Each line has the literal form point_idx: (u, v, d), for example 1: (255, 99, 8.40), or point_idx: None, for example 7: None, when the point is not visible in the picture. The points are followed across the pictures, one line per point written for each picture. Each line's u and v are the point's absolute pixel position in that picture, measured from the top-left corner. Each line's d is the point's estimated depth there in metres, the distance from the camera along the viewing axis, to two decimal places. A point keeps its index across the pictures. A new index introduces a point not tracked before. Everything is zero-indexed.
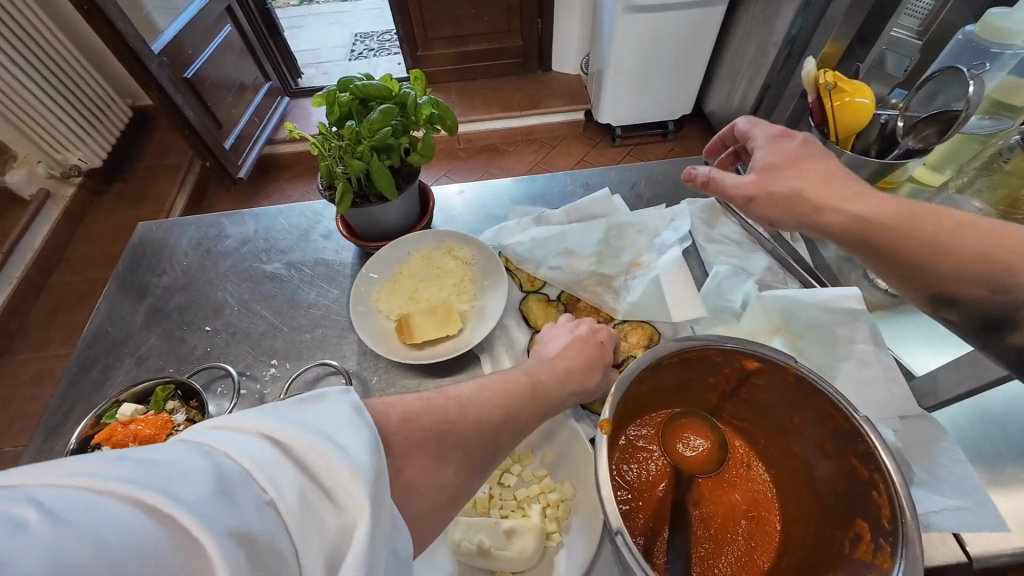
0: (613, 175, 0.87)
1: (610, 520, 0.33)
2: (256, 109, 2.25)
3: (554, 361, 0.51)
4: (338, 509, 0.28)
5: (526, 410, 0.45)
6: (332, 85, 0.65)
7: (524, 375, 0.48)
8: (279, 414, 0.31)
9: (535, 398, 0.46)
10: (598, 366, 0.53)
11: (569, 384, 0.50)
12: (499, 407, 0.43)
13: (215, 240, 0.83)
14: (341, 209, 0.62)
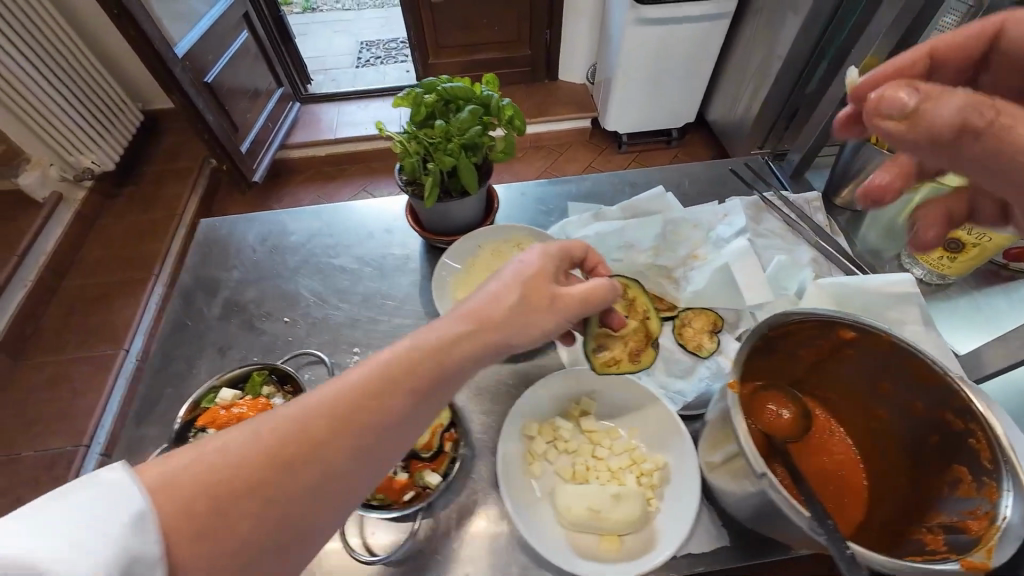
0: (659, 175, 0.93)
1: (758, 467, 0.38)
2: (269, 113, 2.26)
3: (462, 314, 0.45)
4: None
5: (375, 411, 0.38)
6: (414, 86, 0.68)
7: (392, 355, 0.40)
8: (39, 508, 0.29)
9: (402, 386, 0.39)
10: (519, 290, 0.46)
11: (481, 337, 0.43)
12: (314, 432, 0.36)
13: (280, 236, 0.86)
14: (428, 202, 0.66)
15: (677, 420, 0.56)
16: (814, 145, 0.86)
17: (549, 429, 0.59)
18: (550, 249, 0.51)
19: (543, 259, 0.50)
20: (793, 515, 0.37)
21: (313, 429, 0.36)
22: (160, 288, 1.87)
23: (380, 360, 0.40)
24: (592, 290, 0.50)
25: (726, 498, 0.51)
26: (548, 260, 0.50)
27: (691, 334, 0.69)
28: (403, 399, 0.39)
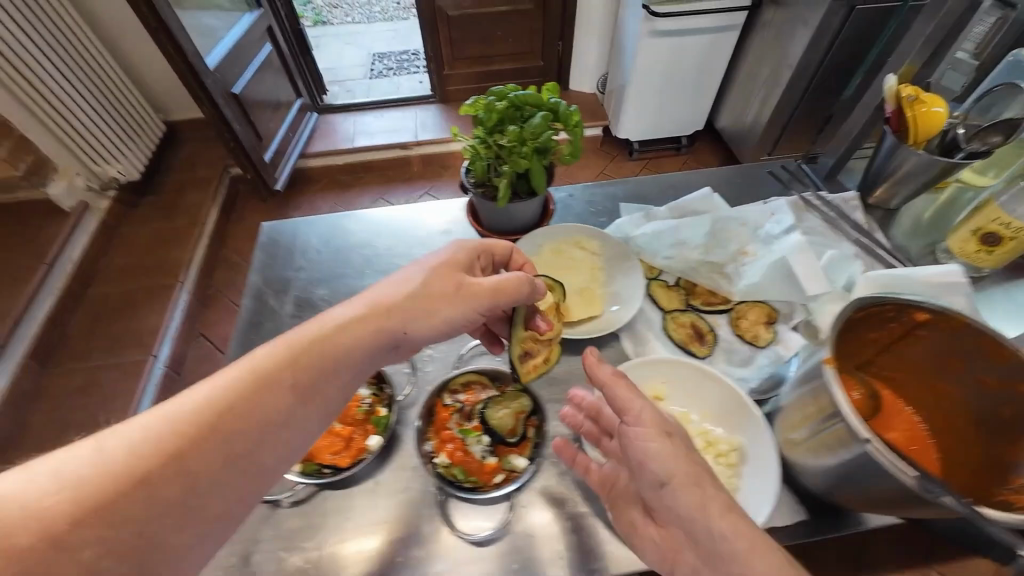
0: (699, 178, 0.98)
1: (862, 432, 0.42)
2: (289, 124, 2.30)
3: (366, 304, 0.53)
4: None
5: (268, 399, 0.44)
6: (484, 94, 0.73)
7: (277, 353, 0.46)
8: None
9: (287, 380, 0.45)
10: (419, 283, 0.55)
11: (372, 322, 0.51)
12: (207, 422, 0.41)
13: (342, 238, 0.89)
14: (502, 202, 0.70)
15: (749, 402, 0.60)
16: (848, 148, 0.91)
17: None
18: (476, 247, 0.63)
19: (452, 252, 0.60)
20: (899, 475, 0.41)
21: (198, 424, 0.41)
22: (185, 295, 1.88)
23: (265, 355, 0.46)
24: (504, 284, 0.59)
25: (808, 473, 0.54)
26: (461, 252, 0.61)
27: (748, 325, 0.73)
28: (285, 392, 0.45)
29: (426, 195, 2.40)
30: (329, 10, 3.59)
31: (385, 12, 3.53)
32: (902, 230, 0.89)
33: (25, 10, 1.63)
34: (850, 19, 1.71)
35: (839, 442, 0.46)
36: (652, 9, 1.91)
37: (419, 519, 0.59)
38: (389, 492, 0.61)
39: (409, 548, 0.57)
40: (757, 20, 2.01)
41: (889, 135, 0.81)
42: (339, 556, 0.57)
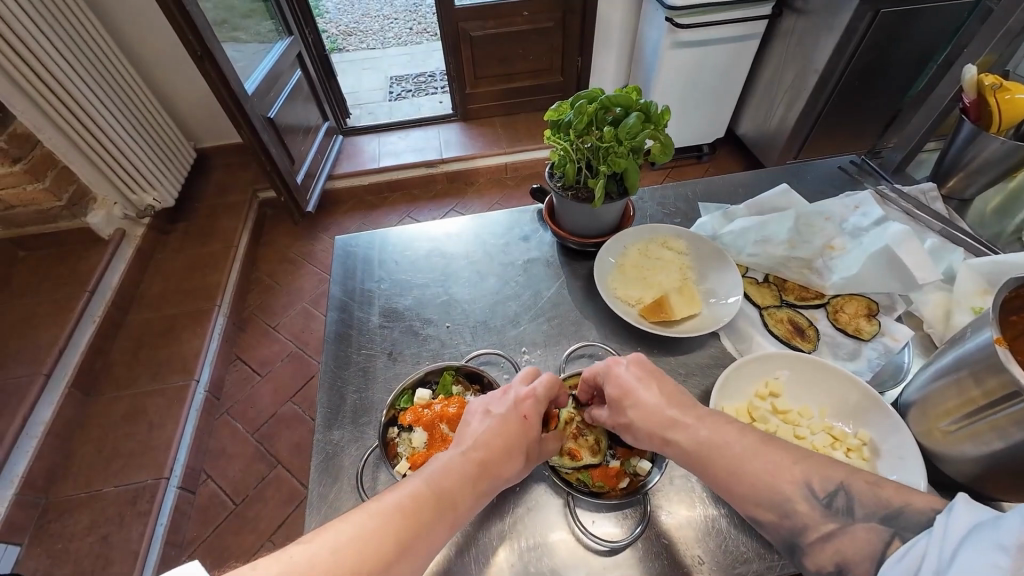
0: (767, 176, 0.97)
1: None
2: (317, 147, 2.33)
3: (467, 453, 0.52)
4: None
5: (425, 531, 0.45)
6: (576, 96, 0.73)
7: (426, 486, 0.48)
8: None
9: (442, 515, 0.47)
10: (519, 451, 0.54)
11: (477, 464, 0.51)
12: (386, 545, 0.42)
13: (417, 249, 0.89)
14: (598, 203, 0.70)
15: (878, 399, 0.58)
16: (919, 141, 0.92)
17: (749, 411, 0.61)
18: (545, 384, 0.59)
19: (533, 404, 0.57)
20: None
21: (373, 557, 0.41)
22: (222, 319, 1.86)
23: (417, 486, 0.47)
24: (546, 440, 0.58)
25: (953, 462, 0.52)
26: (538, 405, 0.58)
27: (848, 318, 0.72)
28: (438, 528, 0.46)
29: (451, 212, 2.41)
30: (344, 37, 3.69)
31: (399, 37, 3.62)
32: (976, 216, 0.89)
33: (64, 36, 1.60)
34: (876, 22, 1.73)
35: (1012, 423, 0.45)
36: (677, 21, 1.95)
37: (546, 527, 0.57)
38: (511, 502, 0.59)
39: (542, 556, 0.55)
40: (777, 29, 2.05)
41: (967, 125, 0.81)
42: (471, 568, 0.55)
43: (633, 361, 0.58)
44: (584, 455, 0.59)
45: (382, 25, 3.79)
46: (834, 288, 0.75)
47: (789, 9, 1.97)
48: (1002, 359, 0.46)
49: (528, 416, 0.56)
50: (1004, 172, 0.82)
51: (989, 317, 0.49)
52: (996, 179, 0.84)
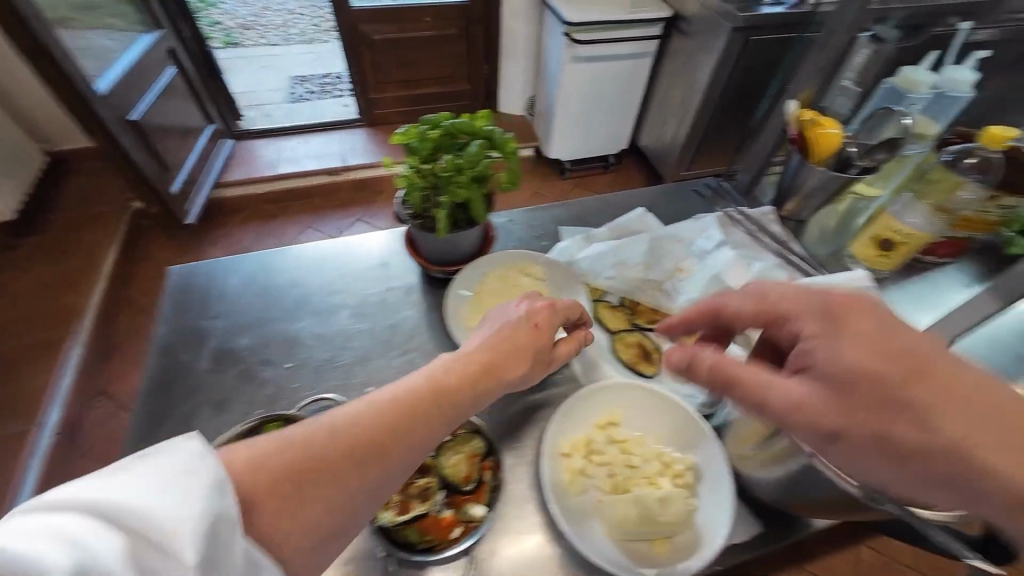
0: (632, 198, 1.01)
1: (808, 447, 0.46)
2: (200, 152, 2.12)
3: (471, 356, 0.53)
4: (164, 561, 0.28)
5: (420, 425, 0.45)
6: (419, 121, 0.70)
7: (426, 381, 0.48)
8: (121, 479, 0.31)
9: (437, 412, 0.47)
10: (528, 354, 0.57)
11: (484, 362, 0.53)
12: (380, 431, 0.43)
13: (267, 278, 0.81)
14: (443, 233, 0.68)
15: (702, 423, 0.62)
16: (762, 164, 0.98)
17: (584, 445, 0.61)
18: (541, 309, 0.60)
19: (531, 313, 0.60)
20: (841, 484, 0.44)
21: (358, 442, 0.41)
22: (79, 348, 1.63)
23: (395, 390, 0.46)
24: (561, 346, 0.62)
25: (756, 485, 0.56)
26: (552, 317, 0.61)
27: None
28: (415, 432, 0.45)
29: (358, 222, 2.28)
30: (241, 31, 3.41)
31: (303, 34, 3.42)
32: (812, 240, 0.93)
33: None
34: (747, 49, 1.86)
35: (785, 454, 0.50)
36: (573, 36, 2.01)
37: None
38: (331, 566, 0.52)
39: None
40: (668, 49, 2.18)
41: (794, 154, 0.88)
42: None
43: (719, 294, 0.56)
44: (415, 506, 0.55)
45: (285, 21, 3.56)
46: (681, 307, 0.77)
47: (676, 30, 2.09)
48: None
49: (539, 325, 0.59)
50: (833, 196, 0.88)
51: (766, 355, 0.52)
52: (825, 202, 0.89)
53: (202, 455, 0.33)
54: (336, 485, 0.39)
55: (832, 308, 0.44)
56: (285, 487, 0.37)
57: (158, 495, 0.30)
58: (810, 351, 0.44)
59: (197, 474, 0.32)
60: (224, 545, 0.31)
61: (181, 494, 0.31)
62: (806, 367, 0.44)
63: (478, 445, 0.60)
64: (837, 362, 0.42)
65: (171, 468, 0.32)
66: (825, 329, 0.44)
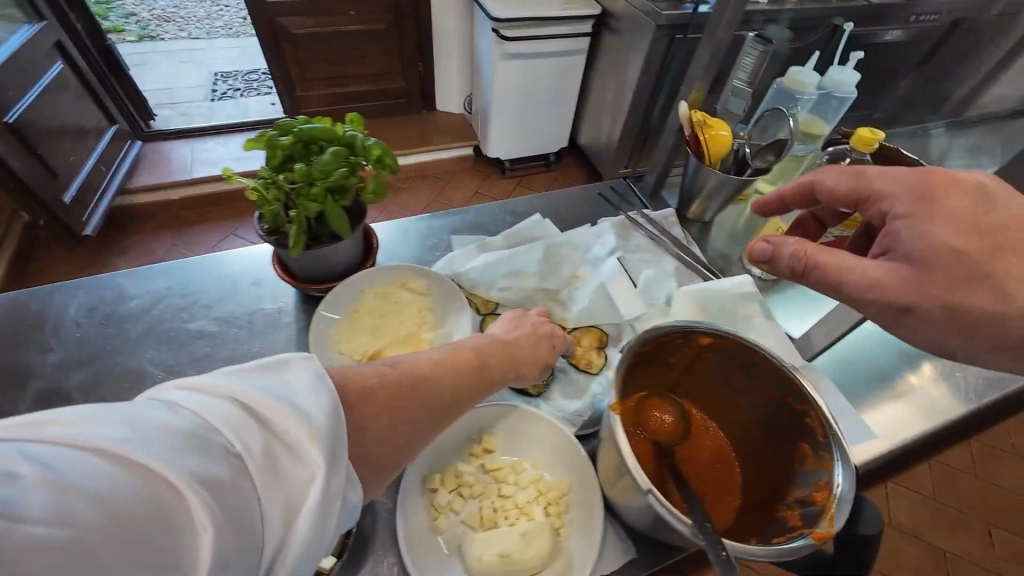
0: (536, 203, 0.97)
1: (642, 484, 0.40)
2: (101, 155, 1.95)
3: (502, 341, 0.59)
4: (299, 465, 0.33)
5: (460, 393, 0.51)
6: (268, 128, 0.64)
7: (473, 351, 0.55)
8: (243, 382, 0.35)
9: (474, 383, 0.53)
10: (542, 358, 0.62)
11: (505, 352, 0.58)
12: (443, 382, 0.50)
13: (115, 304, 0.72)
14: (297, 251, 0.61)
15: (576, 446, 0.57)
16: (665, 166, 0.97)
17: (451, 478, 0.56)
18: (560, 332, 0.66)
19: (554, 329, 0.66)
20: (676, 525, 0.39)
21: (419, 381, 0.48)
22: None
23: (453, 349, 0.54)
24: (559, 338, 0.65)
25: (629, 513, 0.49)
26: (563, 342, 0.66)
27: (582, 352, 0.70)
28: (469, 389, 0.52)
29: None
30: (158, 22, 3.16)
31: (228, 27, 3.21)
32: (715, 240, 0.96)
33: None
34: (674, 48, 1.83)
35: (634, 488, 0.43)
36: (502, 33, 1.97)
37: None
38: None
39: None
40: (601, 45, 2.14)
41: (691, 156, 0.86)
42: None
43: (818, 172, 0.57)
44: None
45: (208, 12, 3.33)
46: (574, 317, 0.74)
47: (607, 28, 2.07)
48: (613, 425, 0.44)
49: (553, 347, 0.64)
50: (729, 197, 0.88)
51: (612, 378, 0.47)
52: (725, 202, 0.90)
53: (316, 378, 0.38)
54: (405, 414, 0.45)
55: (928, 189, 0.47)
56: (373, 408, 0.43)
57: (291, 400, 0.35)
58: (895, 231, 0.48)
59: (315, 391, 0.37)
60: (338, 456, 0.36)
61: (307, 407, 0.35)
62: (892, 247, 0.48)
63: None
64: (922, 239, 0.46)
65: (294, 386, 0.37)
66: (919, 210, 0.47)
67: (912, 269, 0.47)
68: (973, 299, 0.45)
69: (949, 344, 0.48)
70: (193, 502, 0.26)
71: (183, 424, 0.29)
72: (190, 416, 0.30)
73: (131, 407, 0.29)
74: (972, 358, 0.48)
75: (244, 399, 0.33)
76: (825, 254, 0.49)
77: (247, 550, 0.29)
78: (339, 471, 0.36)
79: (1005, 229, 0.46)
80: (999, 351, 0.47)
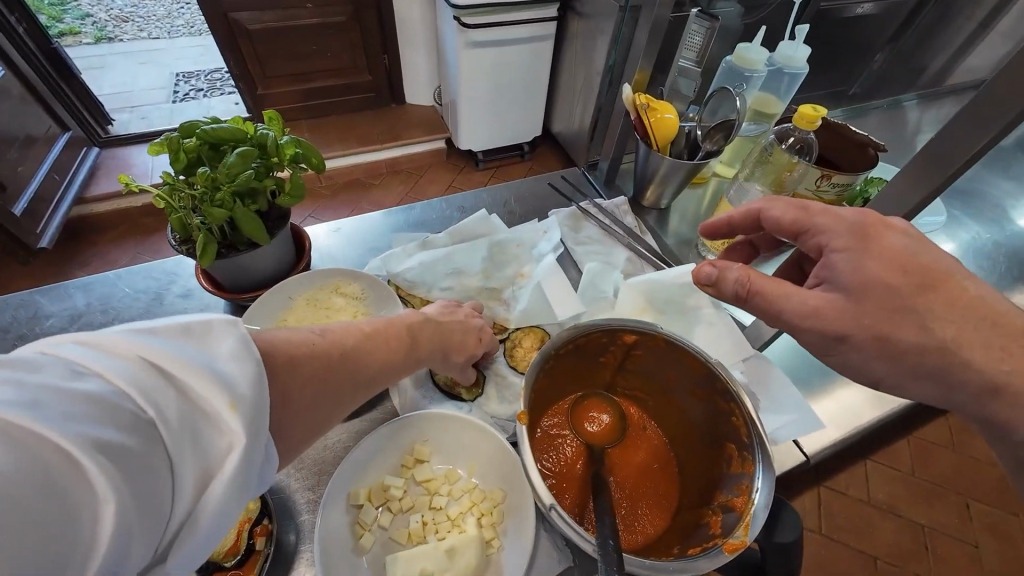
0: (485, 197, 0.93)
1: (542, 499, 0.38)
2: (52, 164, 1.88)
3: (434, 320, 0.56)
4: (219, 434, 0.29)
5: (388, 365, 0.47)
6: (172, 130, 0.60)
7: (402, 327, 0.51)
8: (163, 335, 0.30)
9: (401, 358, 0.49)
10: (470, 343, 0.60)
11: (437, 332, 0.55)
12: (369, 354, 0.45)
13: (29, 323, 0.68)
14: (206, 262, 0.57)
15: (511, 454, 0.54)
16: (617, 152, 0.93)
17: (378, 492, 0.53)
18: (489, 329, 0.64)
19: (484, 323, 0.64)
20: (579, 540, 0.37)
21: (343, 353, 0.42)
22: None
23: (380, 323, 0.49)
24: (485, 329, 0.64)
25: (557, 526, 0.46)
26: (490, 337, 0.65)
27: (522, 354, 0.69)
28: (397, 363, 0.48)
29: None
30: (116, 23, 3.05)
31: (190, 25, 3.10)
32: (674, 227, 0.91)
33: None
34: None
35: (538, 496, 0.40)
36: (464, 21, 1.91)
37: None
38: None
39: None
40: (567, 29, 2.04)
41: (639, 142, 0.83)
42: None
43: (767, 199, 0.54)
44: None
45: (169, 10, 3.22)
46: (518, 316, 0.71)
47: (572, 11, 1.97)
48: (520, 439, 0.42)
49: (482, 337, 0.63)
50: (681, 183, 0.85)
51: (523, 387, 0.45)
52: (679, 187, 0.86)
53: (244, 339, 0.33)
54: (322, 383, 0.40)
55: (865, 227, 0.44)
56: (298, 368, 0.38)
57: (211, 365, 0.30)
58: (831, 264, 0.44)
59: (246, 353, 0.32)
60: (262, 428, 0.31)
61: (234, 369, 0.31)
62: (825, 278, 0.45)
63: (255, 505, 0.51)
64: (859, 276, 0.43)
65: (216, 347, 0.31)
66: (856, 244, 0.43)
67: (846, 303, 0.43)
68: (892, 328, 0.42)
69: (874, 369, 0.45)
70: (89, 474, 0.23)
71: (79, 386, 0.25)
72: (89, 378, 0.26)
73: (21, 360, 0.25)
74: (897, 385, 0.44)
75: (161, 358, 0.28)
76: (769, 283, 0.46)
77: (148, 526, 0.26)
78: (266, 441, 0.32)
79: (934, 273, 0.42)
80: (926, 374, 0.42)
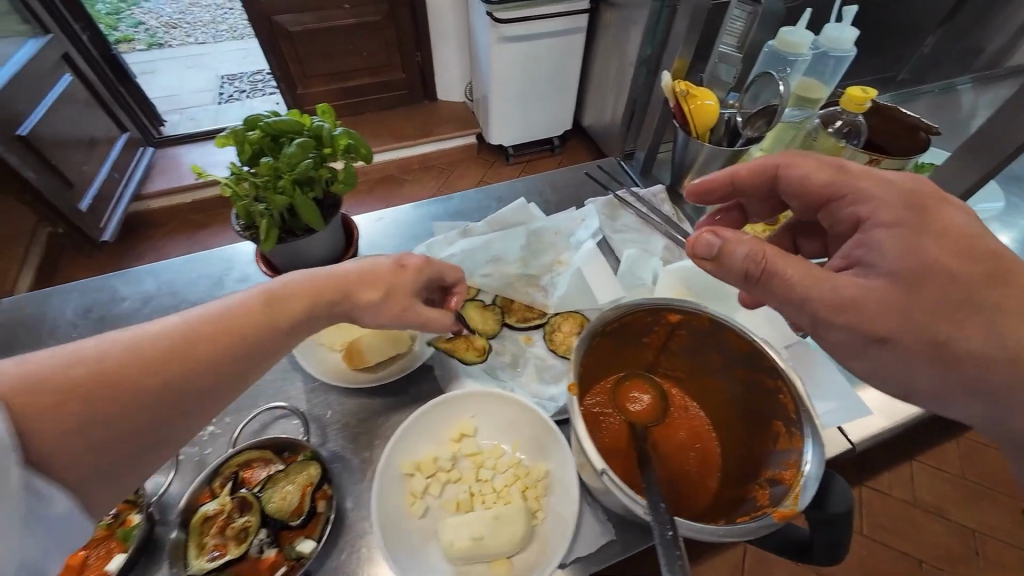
0: (522, 187, 0.95)
1: (595, 464, 0.40)
2: (112, 163, 2.01)
3: (327, 272, 0.51)
4: None
5: (256, 343, 0.45)
6: (237, 125, 0.64)
7: (278, 291, 0.48)
8: None
9: (267, 328, 0.46)
10: (389, 284, 0.54)
11: (331, 280, 0.51)
12: (220, 336, 0.43)
13: (109, 305, 0.75)
14: (268, 246, 0.61)
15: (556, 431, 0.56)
16: (654, 141, 0.93)
17: (428, 463, 0.56)
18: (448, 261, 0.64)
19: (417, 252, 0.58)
20: (630, 503, 0.39)
21: (182, 344, 0.41)
22: None
23: (225, 310, 0.45)
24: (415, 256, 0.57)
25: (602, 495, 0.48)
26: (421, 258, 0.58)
27: (562, 337, 0.71)
28: (251, 354, 0.45)
29: None
30: (166, 30, 3.21)
31: (233, 30, 3.24)
32: None
33: None
34: None
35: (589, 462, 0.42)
36: (496, 16, 1.91)
37: None
38: None
39: None
40: (599, 21, 2.03)
41: (679, 129, 0.83)
42: None
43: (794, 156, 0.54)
44: (230, 550, 0.50)
45: (213, 16, 3.37)
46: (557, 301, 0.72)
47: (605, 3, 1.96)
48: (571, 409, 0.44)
49: (406, 264, 0.56)
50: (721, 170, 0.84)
51: (572, 361, 0.46)
52: None
53: None
54: (149, 411, 0.39)
55: (932, 200, 0.43)
56: (110, 389, 0.37)
57: None
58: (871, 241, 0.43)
59: None
60: None
61: None
62: (864, 260, 0.44)
63: (316, 471, 0.54)
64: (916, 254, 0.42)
65: None
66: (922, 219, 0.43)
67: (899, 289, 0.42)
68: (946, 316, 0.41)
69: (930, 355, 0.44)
70: None
71: None
72: None
73: None
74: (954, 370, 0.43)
75: None
76: (780, 257, 0.44)
77: None
78: None
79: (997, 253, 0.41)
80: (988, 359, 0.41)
